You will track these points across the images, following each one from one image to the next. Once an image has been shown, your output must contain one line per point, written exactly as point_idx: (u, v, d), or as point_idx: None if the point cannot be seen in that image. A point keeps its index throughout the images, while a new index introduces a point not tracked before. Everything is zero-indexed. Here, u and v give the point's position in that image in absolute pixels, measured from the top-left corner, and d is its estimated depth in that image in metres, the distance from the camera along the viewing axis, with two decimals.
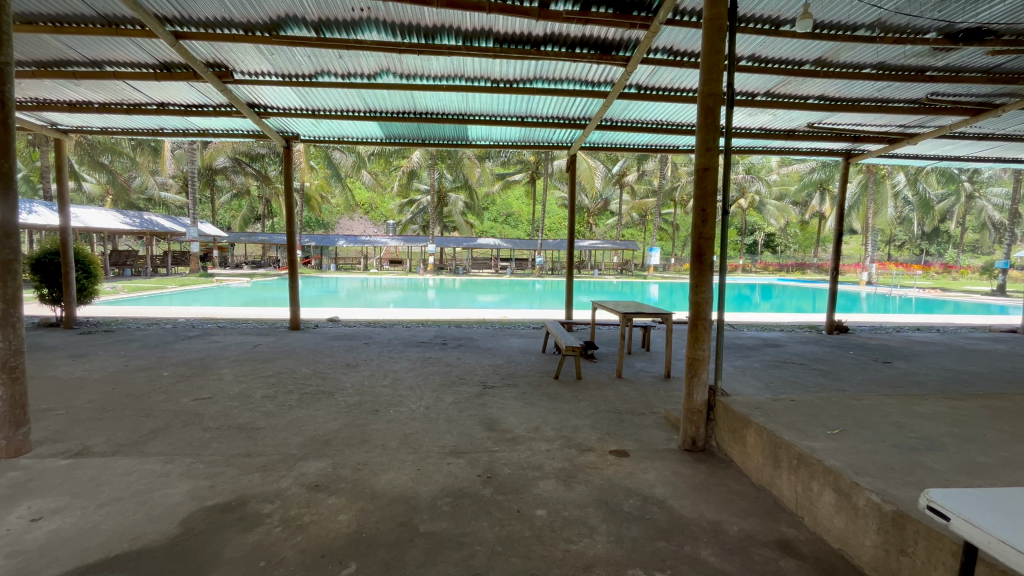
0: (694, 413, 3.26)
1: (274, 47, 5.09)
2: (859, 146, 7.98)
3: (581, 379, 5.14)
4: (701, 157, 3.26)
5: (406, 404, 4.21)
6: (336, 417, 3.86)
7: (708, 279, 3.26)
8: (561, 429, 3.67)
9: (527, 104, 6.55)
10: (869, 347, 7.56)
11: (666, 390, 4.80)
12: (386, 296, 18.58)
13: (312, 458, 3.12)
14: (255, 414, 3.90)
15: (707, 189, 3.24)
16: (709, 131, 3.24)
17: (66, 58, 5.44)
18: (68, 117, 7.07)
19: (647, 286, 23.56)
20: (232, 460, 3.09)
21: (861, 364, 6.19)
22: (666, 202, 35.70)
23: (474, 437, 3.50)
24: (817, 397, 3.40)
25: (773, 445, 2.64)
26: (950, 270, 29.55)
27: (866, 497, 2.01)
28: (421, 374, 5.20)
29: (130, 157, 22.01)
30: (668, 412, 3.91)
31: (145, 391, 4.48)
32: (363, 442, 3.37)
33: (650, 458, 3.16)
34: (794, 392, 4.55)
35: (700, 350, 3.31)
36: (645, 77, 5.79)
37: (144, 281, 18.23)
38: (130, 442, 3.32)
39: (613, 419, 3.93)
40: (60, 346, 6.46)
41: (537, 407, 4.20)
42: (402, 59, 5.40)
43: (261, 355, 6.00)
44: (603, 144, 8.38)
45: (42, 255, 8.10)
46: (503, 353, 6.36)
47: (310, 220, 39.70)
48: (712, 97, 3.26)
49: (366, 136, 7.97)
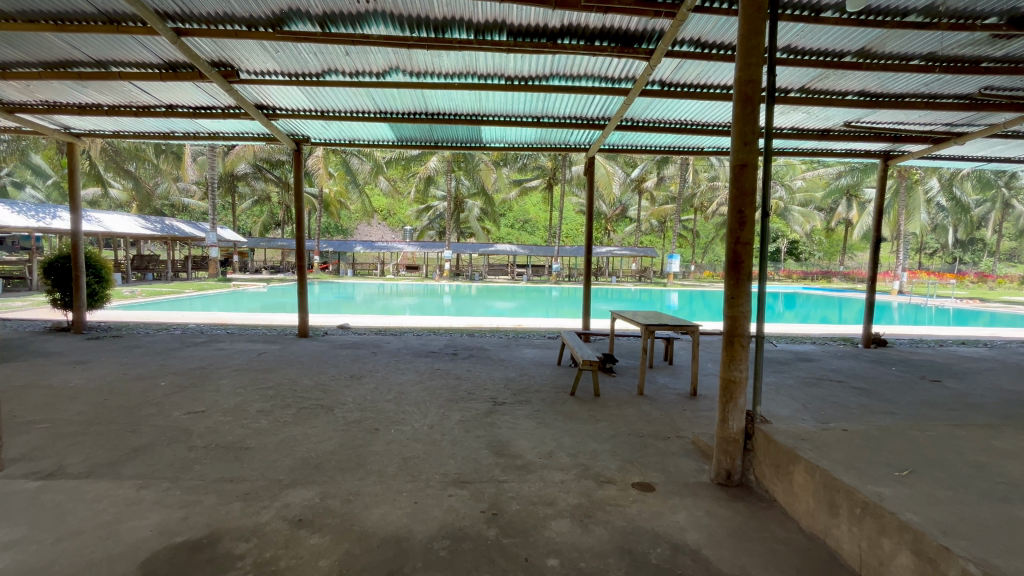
0: (729, 443, 2.88)
1: (278, 43, 4.88)
2: (899, 147, 7.45)
3: (599, 396, 4.73)
4: (738, 152, 2.88)
5: (408, 423, 3.88)
6: (332, 436, 3.56)
7: (745, 289, 2.86)
8: (577, 455, 3.30)
9: (543, 103, 6.23)
10: (913, 362, 6.98)
11: (692, 411, 4.39)
12: (402, 301, 18.45)
13: (300, 485, 2.82)
14: (247, 432, 3.62)
15: (746, 189, 2.85)
16: (746, 123, 2.86)
17: (71, 58, 5.32)
18: (80, 120, 7.02)
19: (667, 294, 22.94)
20: (212, 486, 2.80)
21: (907, 383, 5.66)
22: (685, 208, 35.17)
23: (481, 463, 3.15)
24: (873, 427, 2.95)
25: (827, 488, 2.24)
26: (986, 279, 28.16)
27: (959, 567, 1.59)
28: (428, 388, 4.88)
29: (154, 164, 22.42)
30: (697, 438, 3.52)
31: (137, 402, 4.25)
32: (357, 468, 3.04)
33: (680, 494, 2.78)
34: (838, 417, 4.09)
35: (735, 370, 2.90)
36: (669, 73, 5.41)
37: (163, 286, 18.26)
38: (108, 462, 3.06)
39: (634, 444, 3.55)
40: (65, 352, 6.34)
41: (551, 428, 3.83)
42: (412, 56, 5.14)
43: (264, 365, 5.76)
44: (623, 145, 8.01)
45: (55, 259, 8.04)
46: (515, 366, 6.00)
47: (329, 226, 40.08)
48: (751, 84, 2.86)
49: (377, 139, 7.78)
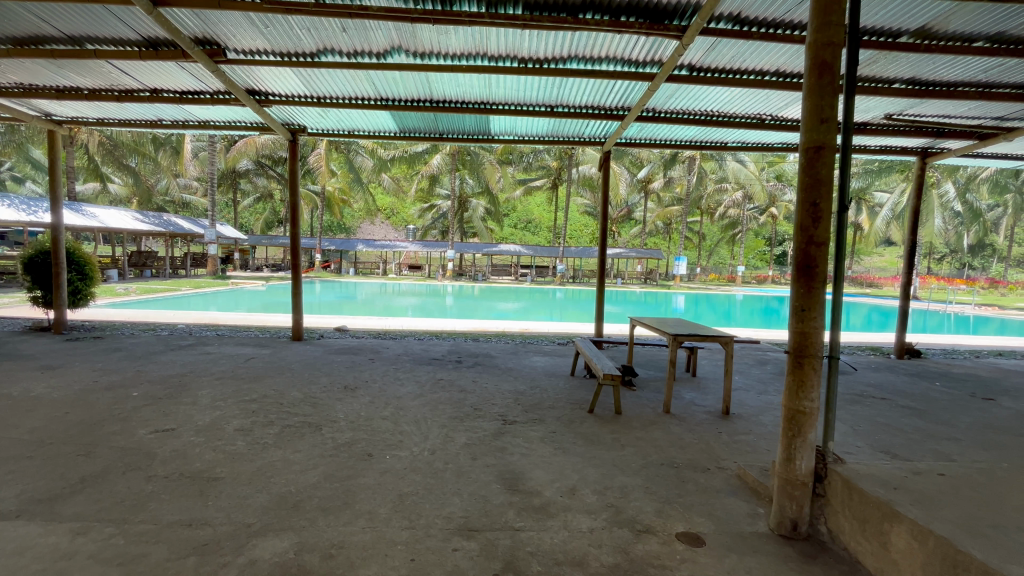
0: (794, 486, 2.37)
1: (267, 16, 4.38)
2: (940, 143, 6.91)
3: (621, 414, 4.22)
4: (810, 132, 2.35)
5: (406, 447, 3.37)
6: (317, 464, 3.05)
7: (820, 299, 2.33)
8: (604, 493, 2.79)
9: (558, 90, 5.72)
10: (956, 376, 6.40)
11: (728, 434, 3.85)
12: (403, 301, 18.02)
13: (271, 533, 2.31)
14: (218, 457, 3.11)
15: (821, 176, 2.32)
16: (822, 96, 2.33)
17: (42, 33, 4.84)
18: (60, 106, 6.55)
19: (673, 297, 22.40)
20: (165, 532, 2.30)
21: (958, 401, 5.09)
22: (692, 210, 34.70)
23: (492, 503, 2.64)
24: (973, 471, 2.40)
25: (946, 564, 1.72)
26: (997, 285, 27.39)
27: None
28: (430, 403, 4.36)
29: (155, 159, 21.90)
30: (744, 473, 3.00)
31: (101, 418, 3.75)
32: (343, 508, 2.53)
33: (737, 552, 2.26)
34: (902, 449, 3.53)
35: (803, 401, 2.39)
36: (700, 55, 4.90)
37: (159, 283, 17.79)
38: (46, 497, 2.56)
39: (670, 477, 3.03)
40: (37, 355, 5.85)
41: (571, 456, 3.31)
42: (416, 34, 4.64)
43: (250, 373, 5.24)
44: (641, 139, 7.48)
45: (36, 253, 7.58)
46: (525, 377, 5.46)
47: (331, 224, 39.68)
48: (831, 47, 2.32)
49: (378, 129, 7.29)
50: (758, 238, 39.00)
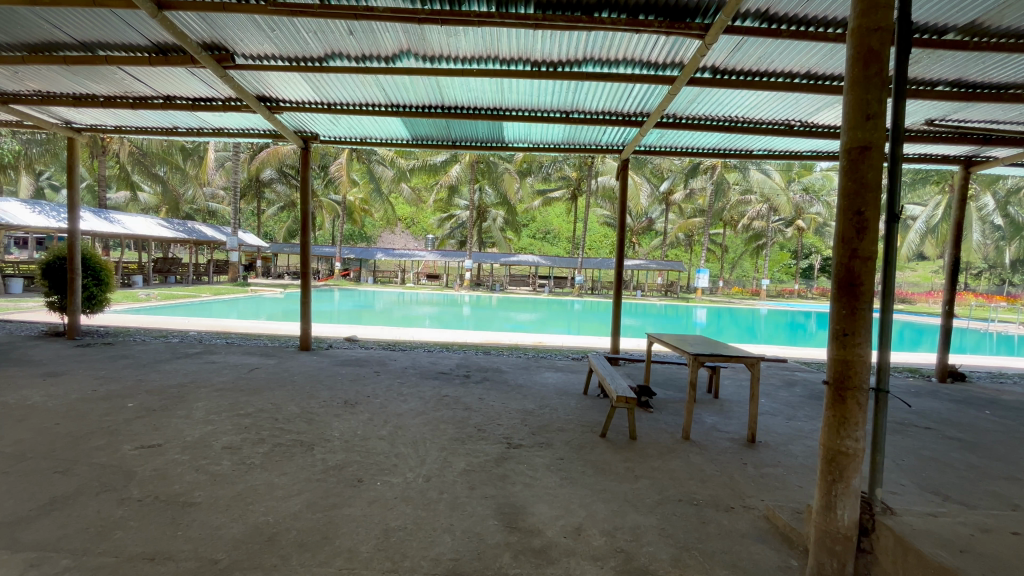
0: (836, 539, 2.04)
1: (271, 19, 4.25)
2: (986, 150, 6.41)
3: (635, 441, 3.88)
4: (854, 131, 2.05)
5: (400, 473, 3.12)
6: (301, 490, 2.83)
7: (865, 321, 2.02)
8: (614, 535, 2.48)
9: (573, 95, 5.49)
10: (1008, 403, 5.85)
11: (755, 466, 3.49)
12: (420, 310, 17.90)
13: (238, 572, 2.08)
14: (200, 479, 2.91)
15: (867, 181, 2.02)
16: (868, 89, 2.03)
17: (56, 40, 4.85)
18: (78, 113, 6.62)
19: (694, 310, 21.74)
20: (124, 567, 2.09)
21: (1014, 433, 4.58)
22: (715, 222, 33.98)
23: (487, 544, 2.36)
24: None
25: None
26: None
27: None
28: (431, 422, 4.11)
29: (182, 168, 22.36)
30: (774, 515, 2.65)
31: (89, 431, 3.61)
32: (321, 545, 2.29)
33: None
34: (956, 491, 3.12)
35: (845, 440, 2.06)
36: (725, 56, 4.61)
37: (179, 289, 18.02)
38: (8, 521, 2.39)
39: (689, 517, 2.70)
40: (45, 361, 5.80)
41: (579, 488, 3.01)
42: (426, 37, 4.48)
43: (252, 385, 5.07)
44: (661, 146, 7.21)
45: (54, 259, 7.66)
46: (535, 395, 5.16)
47: (352, 233, 40.15)
48: (879, 33, 2.02)
49: (390, 137, 7.20)
50: (784, 251, 37.89)
